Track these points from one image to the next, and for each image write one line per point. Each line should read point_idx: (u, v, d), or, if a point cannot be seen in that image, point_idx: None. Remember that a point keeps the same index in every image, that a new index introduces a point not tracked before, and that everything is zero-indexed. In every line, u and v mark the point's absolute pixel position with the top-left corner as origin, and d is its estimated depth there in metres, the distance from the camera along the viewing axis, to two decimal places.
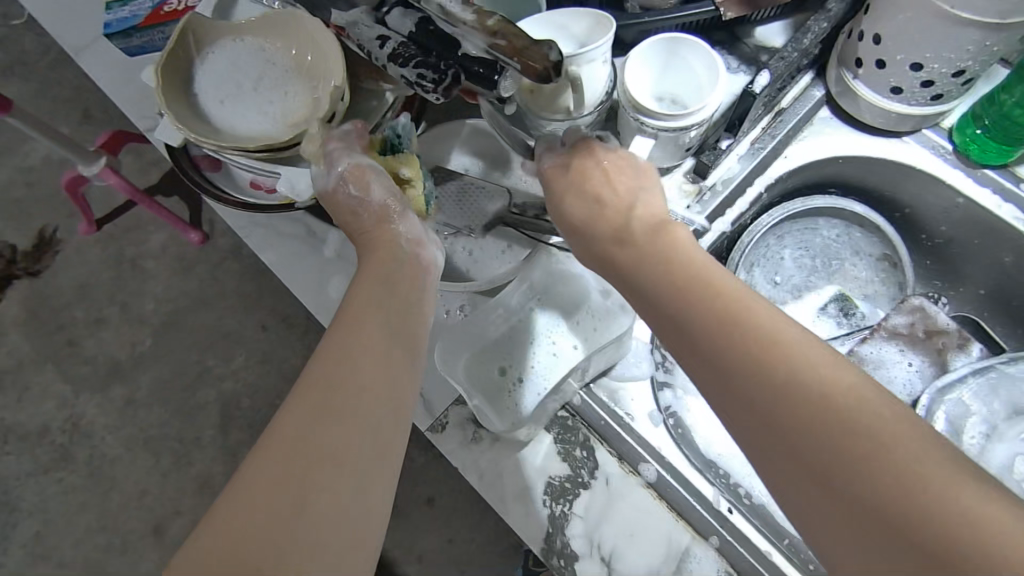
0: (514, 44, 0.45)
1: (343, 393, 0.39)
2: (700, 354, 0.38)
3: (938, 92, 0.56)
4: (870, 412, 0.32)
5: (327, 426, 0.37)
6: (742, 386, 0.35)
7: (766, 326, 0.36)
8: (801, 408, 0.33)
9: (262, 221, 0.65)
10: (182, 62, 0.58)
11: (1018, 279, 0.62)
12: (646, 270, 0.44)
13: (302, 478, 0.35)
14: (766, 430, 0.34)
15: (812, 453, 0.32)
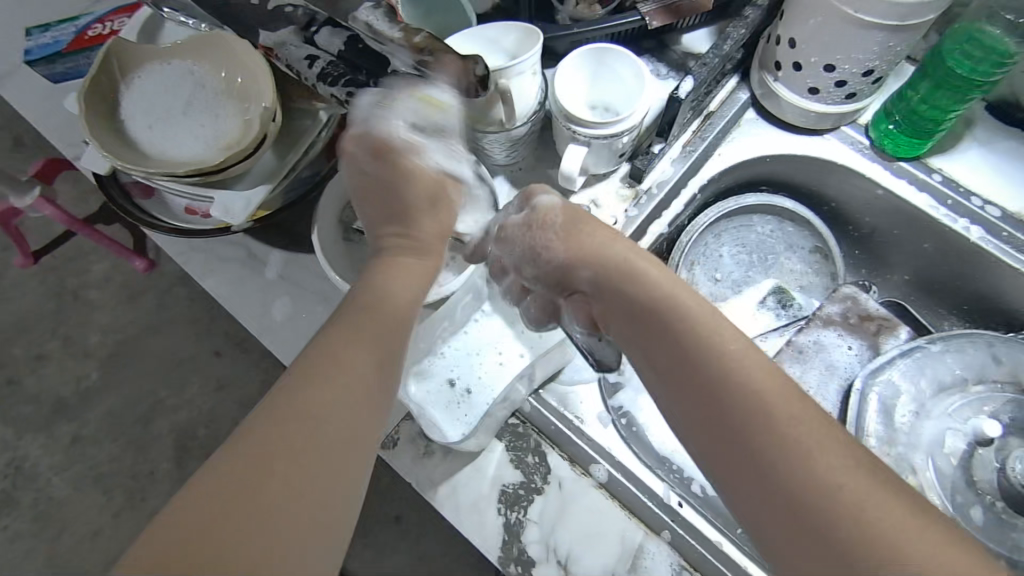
0: (441, 60, 0.48)
1: (326, 407, 0.37)
2: (718, 422, 0.37)
3: (851, 91, 0.59)
4: (836, 459, 0.33)
5: (302, 437, 0.36)
6: (759, 457, 0.35)
7: (754, 368, 0.37)
8: (810, 486, 0.33)
9: (201, 247, 0.64)
10: (107, 88, 0.56)
11: (937, 264, 0.66)
12: (628, 302, 0.44)
13: (269, 494, 0.33)
14: (740, 457, 0.35)
15: (775, 482, 0.34)
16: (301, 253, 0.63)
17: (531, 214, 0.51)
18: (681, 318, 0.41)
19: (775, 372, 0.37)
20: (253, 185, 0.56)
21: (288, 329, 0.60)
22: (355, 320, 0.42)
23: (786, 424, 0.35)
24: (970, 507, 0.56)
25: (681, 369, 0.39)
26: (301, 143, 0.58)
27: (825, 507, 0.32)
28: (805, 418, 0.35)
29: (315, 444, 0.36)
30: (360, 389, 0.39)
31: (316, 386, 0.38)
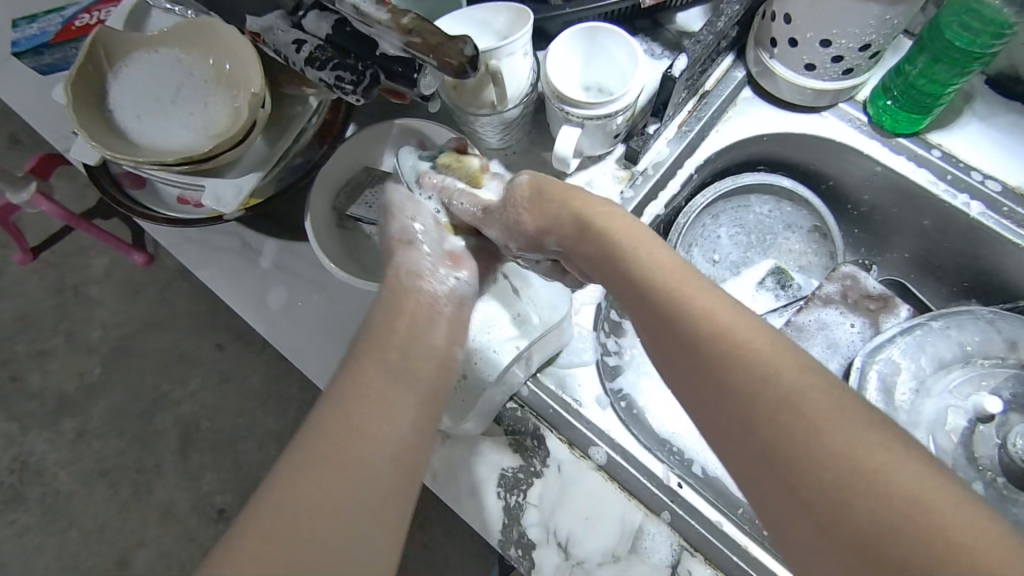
0: (429, 42, 0.45)
1: (362, 453, 0.38)
2: (702, 380, 0.37)
3: (848, 66, 0.58)
4: (836, 417, 0.32)
5: (346, 485, 0.37)
6: (740, 414, 0.35)
7: (739, 329, 0.36)
8: (790, 439, 0.33)
9: (196, 237, 0.64)
10: (95, 77, 0.56)
11: (937, 241, 0.65)
12: (615, 275, 0.44)
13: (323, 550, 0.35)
14: (740, 429, 0.35)
15: (775, 455, 0.33)
16: (295, 242, 0.63)
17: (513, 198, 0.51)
18: (661, 288, 0.40)
19: (760, 331, 0.37)
20: (244, 172, 0.55)
21: (285, 318, 0.60)
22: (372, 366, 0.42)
23: (778, 387, 0.34)
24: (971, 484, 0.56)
25: (669, 340, 0.39)
26: (291, 130, 0.58)
27: (825, 477, 0.31)
28: (784, 370, 0.35)
29: (358, 492, 0.37)
30: (385, 422, 0.40)
31: (350, 434, 0.39)
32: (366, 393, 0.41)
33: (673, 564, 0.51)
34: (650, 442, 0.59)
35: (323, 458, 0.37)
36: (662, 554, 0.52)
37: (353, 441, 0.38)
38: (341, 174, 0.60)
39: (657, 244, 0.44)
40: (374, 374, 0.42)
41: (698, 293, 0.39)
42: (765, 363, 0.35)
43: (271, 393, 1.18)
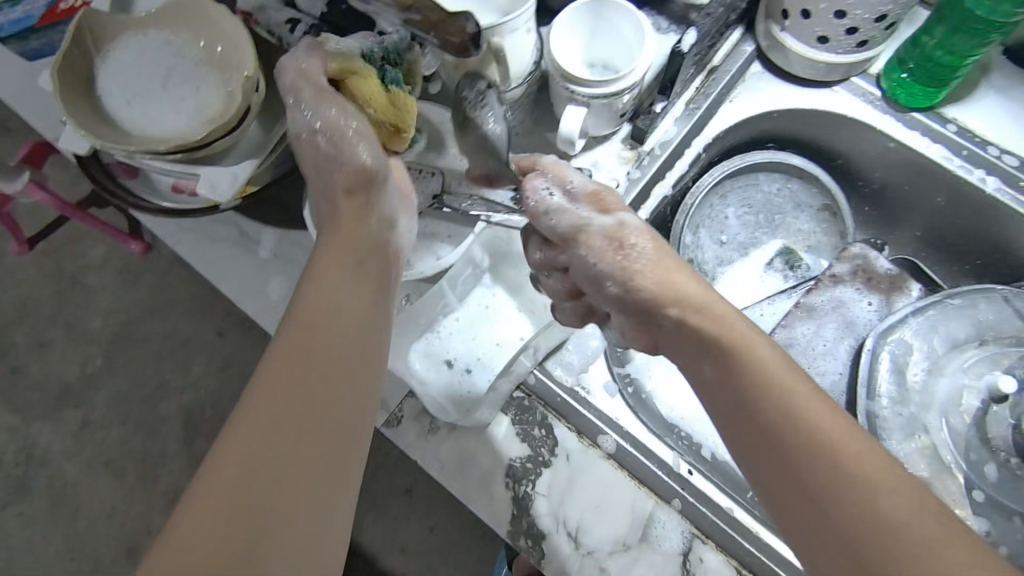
0: (430, 19, 0.44)
1: (281, 406, 0.37)
2: (785, 474, 0.38)
3: (863, 39, 0.56)
4: (921, 516, 0.35)
5: (267, 437, 0.36)
6: (826, 506, 0.36)
7: (827, 429, 0.38)
8: (876, 534, 0.35)
9: (191, 227, 0.62)
10: (82, 63, 0.54)
11: (951, 218, 0.64)
12: (683, 315, 0.44)
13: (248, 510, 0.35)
14: (776, 465, 0.39)
15: (811, 493, 0.37)
16: (294, 230, 0.61)
17: (626, 236, 0.47)
18: (721, 333, 0.42)
19: (800, 378, 0.40)
20: (240, 160, 0.54)
21: (285, 308, 0.59)
22: (318, 311, 0.40)
23: (858, 480, 0.36)
24: (984, 465, 0.55)
25: (755, 430, 0.40)
26: (287, 115, 0.56)
27: (856, 515, 0.36)
28: (869, 470, 0.36)
29: (273, 444, 0.36)
30: (330, 400, 0.38)
31: (275, 386, 0.38)
32: (296, 347, 0.39)
33: (685, 551, 0.51)
34: (658, 427, 0.59)
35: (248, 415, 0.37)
36: (674, 541, 0.51)
37: (276, 396, 0.37)
38: None
39: (736, 318, 0.43)
40: (310, 323, 0.39)
41: (788, 382, 0.40)
42: (807, 409, 0.38)
43: None
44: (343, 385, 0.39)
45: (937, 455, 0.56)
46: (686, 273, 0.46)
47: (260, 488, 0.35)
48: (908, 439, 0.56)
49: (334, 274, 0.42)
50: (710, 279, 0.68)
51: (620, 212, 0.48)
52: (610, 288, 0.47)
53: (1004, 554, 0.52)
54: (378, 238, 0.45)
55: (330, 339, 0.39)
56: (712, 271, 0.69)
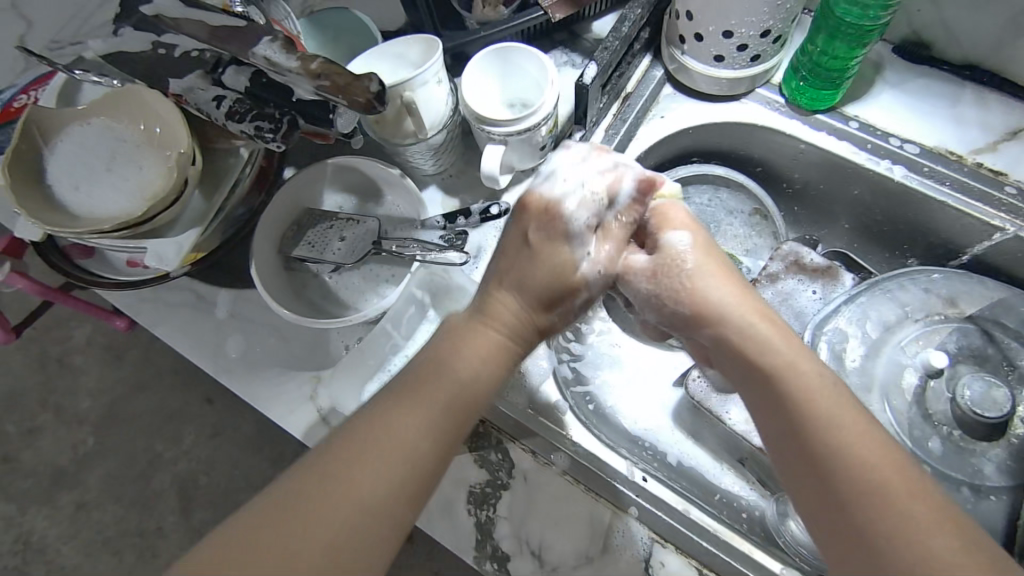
0: (337, 83, 0.47)
1: (375, 463, 0.40)
2: (799, 450, 0.41)
3: (755, 53, 0.61)
4: (917, 503, 0.37)
5: (302, 521, 0.38)
6: (831, 478, 0.39)
7: (844, 417, 0.40)
8: (871, 505, 0.37)
9: (148, 298, 0.65)
10: (30, 156, 0.58)
11: (872, 209, 0.67)
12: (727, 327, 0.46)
13: (304, 520, 0.38)
14: (815, 480, 0.39)
15: (850, 516, 0.38)
16: (248, 289, 0.64)
17: (663, 266, 0.49)
18: (770, 348, 0.44)
19: (848, 405, 0.41)
20: (184, 229, 0.57)
21: (244, 365, 0.61)
22: (387, 429, 0.42)
23: (863, 459, 0.38)
24: (928, 440, 0.57)
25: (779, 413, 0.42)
26: (226, 182, 0.59)
27: (890, 525, 0.36)
28: (878, 453, 0.38)
29: (370, 469, 0.40)
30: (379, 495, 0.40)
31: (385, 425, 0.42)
32: (399, 417, 0.42)
33: (646, 557, 0.52)
34: (615, 440, 0.60)
35: (339, 447, 0.41)
36: (635, 549, 0.52)
37: (372, 440, 0.41)
38: (287, 214, 0.61)
39: (769, 322, 0.45)
40: (442, 388, 0.44)
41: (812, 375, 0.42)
42: (846, 424, 0.40)
43: (265, 441, 1.19)
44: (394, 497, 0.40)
45: None
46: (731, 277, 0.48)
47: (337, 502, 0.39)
48: None
49: (434, 389, 0.44)
50: None
51: (666, 237, 0.50)
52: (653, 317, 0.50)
53: None
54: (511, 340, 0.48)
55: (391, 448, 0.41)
56: None
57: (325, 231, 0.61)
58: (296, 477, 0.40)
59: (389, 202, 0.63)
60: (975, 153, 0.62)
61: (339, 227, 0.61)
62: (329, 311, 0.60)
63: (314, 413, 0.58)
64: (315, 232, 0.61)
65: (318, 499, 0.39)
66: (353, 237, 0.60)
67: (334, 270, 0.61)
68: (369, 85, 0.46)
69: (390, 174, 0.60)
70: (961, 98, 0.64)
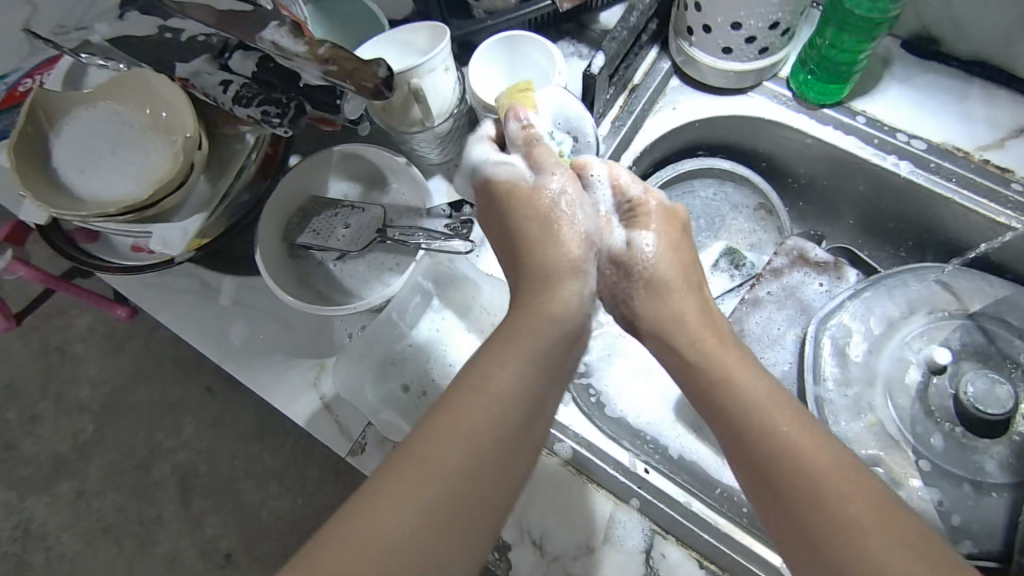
0: (345, 68, 0.47)
1: (475, 409, 0.40)
2: (726, 430, 0.43)
3: (763, 45, 0.60)
4: (830, 472, 0.38)
5: (432, 478, 0.37)
6: (753, 457, 0.41)
7: (759, 392, 0.42)
8: (790, 476, 0.39)
9: (152, 283, 0.65)
10: (35, 139, 0.57)
11: (877, 204, 0.67)
12: (664, 321, 0.48)
13: (428, 472, 0.37)
14: (740, 454, 0.42)
15: (773, 490, 0.40)
16: (252, 276, 0.64)
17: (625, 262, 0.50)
18: (697, 334, 0.46)
19: (772, 391, 0.43)
20: (189, 214, 0.57)
21: (248, 351, 0.61)
22: (482, 379, 0.41)
23: (781, 439, 0.40)
24: (931, 436, 0.57)
25: (710, 398, 0.44)
26: (231, 168, 0.59)
27: (807, 501, 0.38)
28: (795, 430, 0.40)
29: (474, 419, 0.39)
30: (485, 432, 0.39)
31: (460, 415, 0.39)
32: (493, 365, 0.41)
33: (647, 549, 0.52)
34: (617, 433, 0.60)
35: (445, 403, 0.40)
36: (636, 541, 0.52)
37: (467, 393, 0.40)
38: (291, 201, 0.61)
39: (702, 308, 0.48)
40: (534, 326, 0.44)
41: (730, 357, 0.45)
42: (764, 402, 0.42)
43: (265, 432, 1.18)
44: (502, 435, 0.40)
45: (885, 430, 0.58)
46: (690, 266, 0.50)
47: (453, 445, 0.38)
48: (855, 419, 0.58)
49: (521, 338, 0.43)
50: None
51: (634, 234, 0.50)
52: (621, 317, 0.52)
53: (956, 522, 0.54)
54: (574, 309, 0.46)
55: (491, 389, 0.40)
56: None
57: (331, 218, 0.61)
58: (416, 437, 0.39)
59: (394, 190, 0.63)
60: (982, 149, 0.62)
61: (344, 215, 0.61)
62: (333, 299, 0.60)
63: (318, 399, 0.58)
64: (321, 220, 0.61)
65: (439, 451, 0.38)
66: (360, 224, 0.60)
67: (339, 259, 0.61)
68: (376, 71, 0.46)
69: (395, 162, 0.61)
70: (968, 94, 0.63)
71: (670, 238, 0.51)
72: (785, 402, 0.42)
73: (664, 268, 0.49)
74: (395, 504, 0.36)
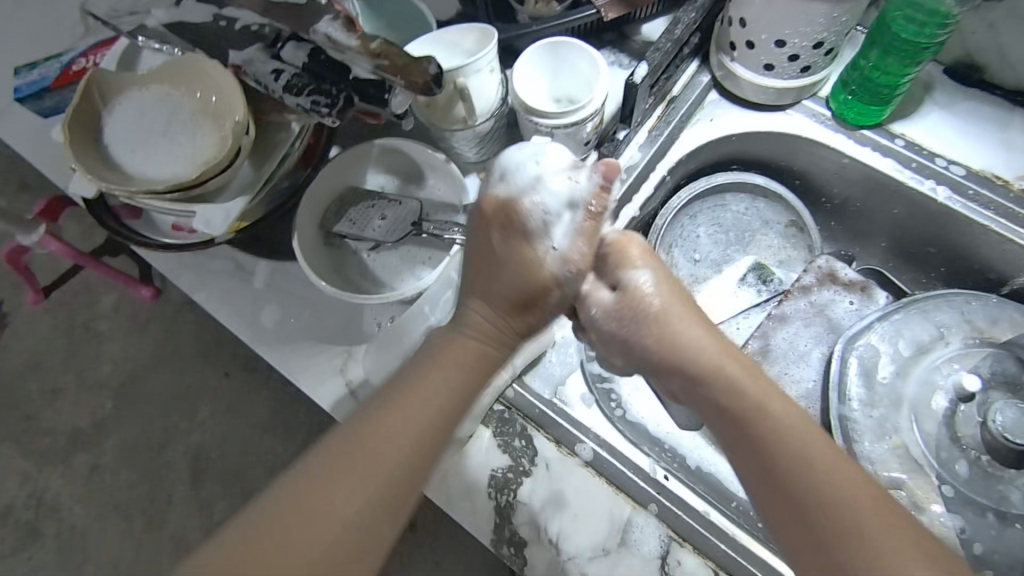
0: (396, 63, 0.48)
1: (400, 419, 0.45)
2: (756, 456, 0.43)
3: (805, 64, 0.61)
4: (860, 499, 0.39)
5: (354, 478, 0.43)
6: (782, 483, 0.41)
7: (792, 422, 0.43)
8: (819, 502, 0.40)
9: (189, 263, 0.66)
10: (89, 116, 0.59)
11: (911, 228, 0.67)
12: (677, 362, 0.48)
13: (357, 472, 0.43)
14: (767, 478, 0.42)
15: (803, 512, 0.40)
16: (286, 262, 0.65)
17: (631, 304, 0.50)
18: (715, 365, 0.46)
19: (802, 419, 0.43)
20: (233, 197, 0.59)
21: (278, 336, 0.62)
22: (412, 388, 0.46)
23: (811, 466, 0.41)
24: (956, 463, 0.56)
25: (741, 426, 0.44)
26: (275, 155, 0.61)
27: (836, 524, 0.39)
28: (827, 458, 0.41)
29: (398, 427, 0.45)
30: (406, 439, 0.45)
31: (367, 443, 0.44)
32: (423, 383, 0.47)
33: (663, 555, 0.52)
34: (637, 439, 0.60)
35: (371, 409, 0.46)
36: (651, 546, 0.53)
37: (397, 402, 0.46)
38: (329, 190, 0.62)
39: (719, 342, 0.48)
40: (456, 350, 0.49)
41: (759, 387, 0.45)
42: (794, 430, 0.42)
43: (278, 419, 1.19)
44: (419, 443, 0.45)
45: (908, 454, 0.57)
46: (682, 295, 0.51)
47: (381, 451, 0.44)
48: (878, 441, 0.58)
49: (445, 361, 0.48)
50: None
51: (633, 272, 0.51)
52: (617, 358, 0.54)
53: (978, 550, 0.53)
54: (489, 352, 0.50)
55: (415, 404, 0.46)
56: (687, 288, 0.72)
57: (367, 209, 0.61)
58: (340, 438, 0.44)
59: (430, 185, 0.64)
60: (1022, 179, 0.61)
61: (381, 207, 0.61)
62: (365, 289, 0.61)
63: (345, 387, 0.59)
64: (358, 211, 0.62)
65: (364, 456, 0.43)
66: (398, 216, 0.61)
67: (373, 250, 0.63)
68: (427, 68, 0.47)
69: (433, 157, 0.62)
70: (1009, 123, 0.63)
71: (664, 270, 0.52)
72: (800, 413, 0.44)
73: (663, 296, 0.50)
74: (313, 502, 0.42)
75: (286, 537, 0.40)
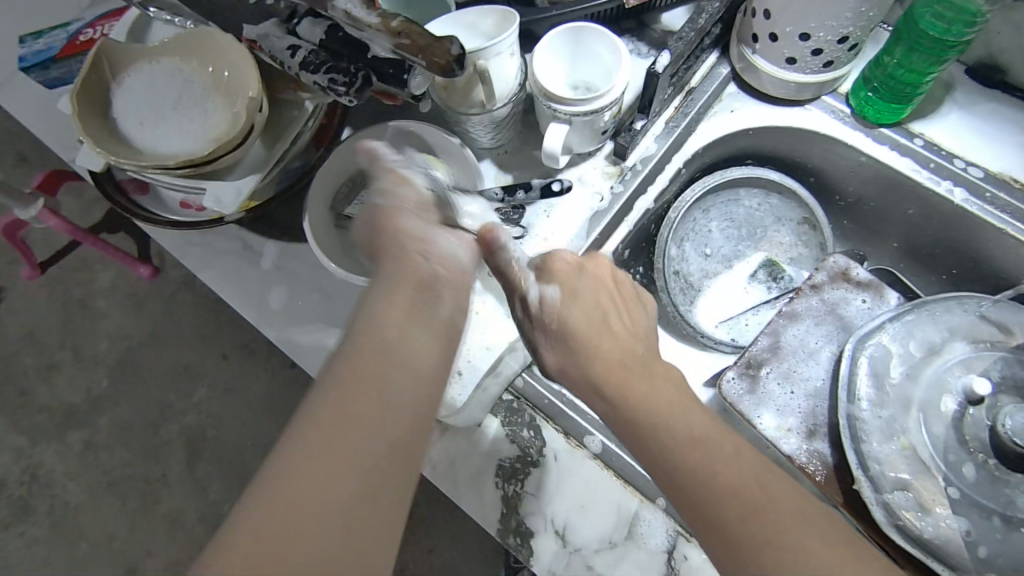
0: (417, 43, 0.47)
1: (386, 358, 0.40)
2: (674, 480, 0.43)
3: (829, 59, 0.60)
4: (783, 516, 0.39)
5: (353, 433, 0.37)
6: (703, 507, 0.41)
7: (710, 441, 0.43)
8: (742, 524, 0.39)
9: (195, 242, 0.65)
10: (96, 87, 0.58)
11: (924, 229, 0.66)
12: (589, 377, 0.48)
13: (356, 426, 0.38)
14: (686, 502, 0.42)
15: (727, 535, 0.40)
16: (294, 243, 0.64)
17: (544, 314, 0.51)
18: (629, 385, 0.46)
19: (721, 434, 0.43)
20: (244, 175, 0.58)
21: (285, 318, 0.61)
22: (385, 325, 0.42)
23: (733, 486, 0.41)
24: (962, 465, 0.57)
25: (654, 445, 0.44)
26: (288, 134, 0.60)
27: (762, 546, 0.39)
28: (748, 479, 0.41)
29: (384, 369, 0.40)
30: (398, 381, 0.40)
31: (349, 390, 0.39)
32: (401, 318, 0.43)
33: (670, 549, 0.52)
34: None
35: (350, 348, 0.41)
36: (659, 540, 0.52)
37: (373, 343, 0.41)
38: (342, 170, 0.61)
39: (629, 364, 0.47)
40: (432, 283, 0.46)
41: (670, 407, 0.45)
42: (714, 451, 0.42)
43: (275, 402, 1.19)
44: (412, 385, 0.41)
45: (916, 456, 0.57)
46: (603, 300, 0.51)
47: (374, 398, 0.39)
48: (886, 441, 0.58)
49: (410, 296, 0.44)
50: (697, 290, 0.72)
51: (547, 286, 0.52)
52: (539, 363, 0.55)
53: (982, 554, 0.53)
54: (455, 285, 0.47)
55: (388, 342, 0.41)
56: (698, 283, 0.72)
57: None
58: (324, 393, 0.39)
59: None
60: None
61: None
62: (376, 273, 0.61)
63: None
64: None
65: (360, 404, 0.38)
66: None
67: None
68: (450, 48, 0.46)
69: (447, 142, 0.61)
70: None
71: (583, 283, 0.52)
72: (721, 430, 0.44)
73: (579, 307, 0.51)
74: (320, 468, 0.36)
75: (299, 515, 0.35)
